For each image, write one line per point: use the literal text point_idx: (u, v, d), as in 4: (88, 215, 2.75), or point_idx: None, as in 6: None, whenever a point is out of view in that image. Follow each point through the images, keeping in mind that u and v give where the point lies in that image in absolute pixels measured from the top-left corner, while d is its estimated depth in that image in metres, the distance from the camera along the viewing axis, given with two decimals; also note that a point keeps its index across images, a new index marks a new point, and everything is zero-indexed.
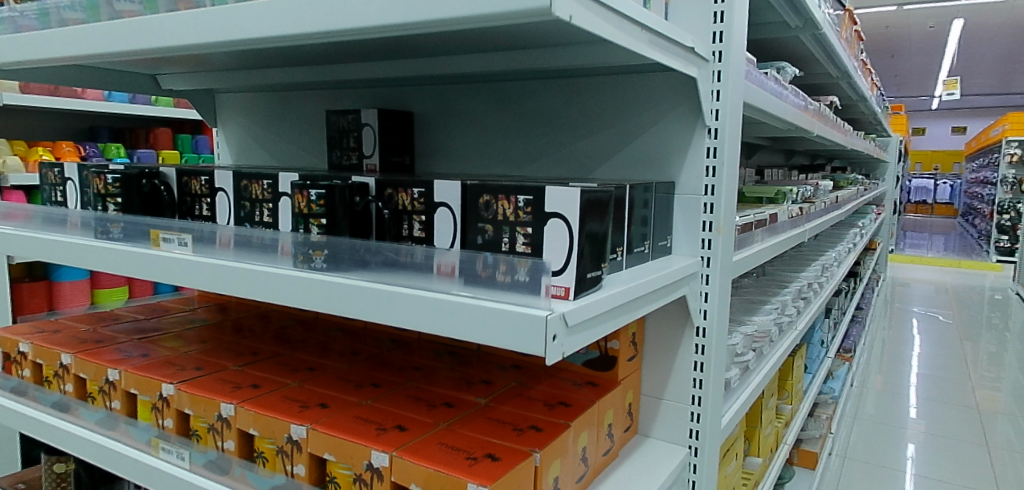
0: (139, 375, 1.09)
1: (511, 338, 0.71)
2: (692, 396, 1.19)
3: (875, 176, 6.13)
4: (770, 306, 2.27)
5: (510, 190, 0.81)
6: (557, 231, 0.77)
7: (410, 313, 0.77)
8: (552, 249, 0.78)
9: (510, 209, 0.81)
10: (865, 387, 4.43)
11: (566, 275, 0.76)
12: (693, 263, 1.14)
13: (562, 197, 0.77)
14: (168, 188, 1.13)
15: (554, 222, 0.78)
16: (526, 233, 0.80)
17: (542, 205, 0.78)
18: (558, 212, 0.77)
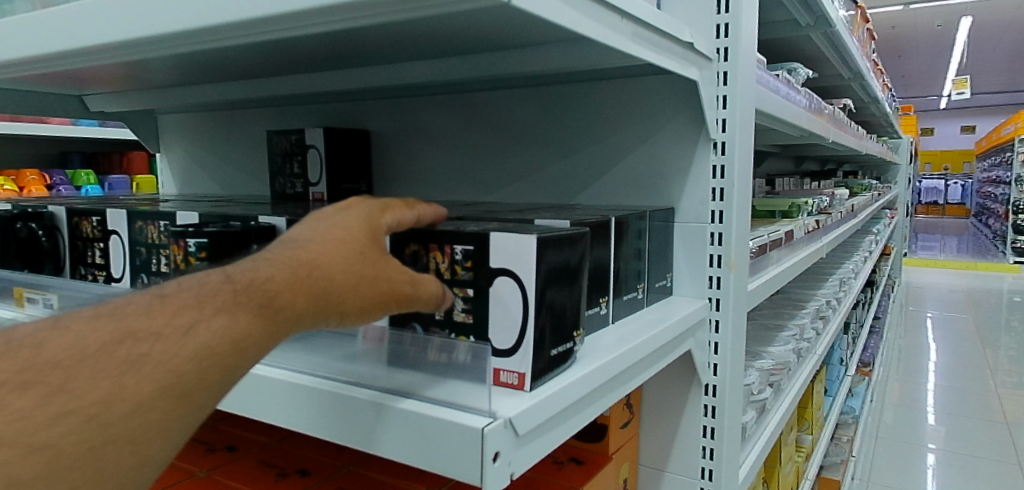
0: None
1: (438, 455, 0.50)
2: (702, 469, 0.98)
3: (887, 179, 5.88)
4: (788, 332, 2.04)
5: (443, 237, 0.60)
6: (505, 293, 0.57)
7: (314, 413, 0.57)
8: (498, 319, 0.57)
9: (445, 262, 0.60)
10: (882, 401, 4.08)
11: (519, 358, 0.55)
12: (699, 308, 0.93)
13: (511, 247, 0.56)
14: (51, 234, 0.92)
15: (502, 281, 0.57)
16: (466, 297, 0.59)
17: (486, 258, 0.58)
18: (507, 268, 0.56)
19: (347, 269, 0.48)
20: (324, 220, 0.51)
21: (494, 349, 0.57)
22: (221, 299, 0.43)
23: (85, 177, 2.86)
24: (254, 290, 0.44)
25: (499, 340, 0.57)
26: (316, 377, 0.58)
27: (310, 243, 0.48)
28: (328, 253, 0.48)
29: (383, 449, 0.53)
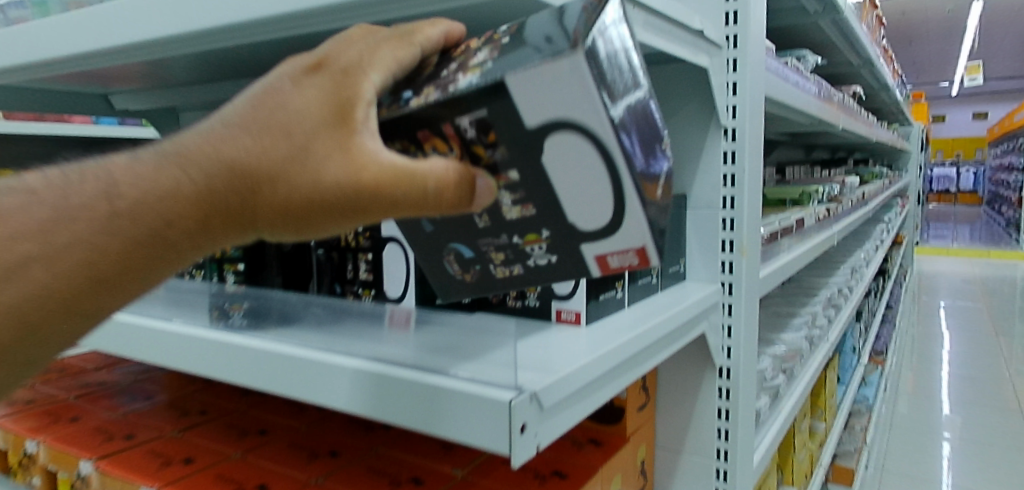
0: (58, 447, 0.87)
1: (466, 427, 0.53)
2: (717, 450, 1.00)
3: (898, 167, 5.86)
4: (801, 320, 2.05)
5: (440, 119, 0.47)
6: (569, 149, 0.45)
7: (334, 390, 0.59)
8: (578, 188, 0.47)
9: (461, 146, 0.48)
10: (896, 390, 4.06)
11: (628, 232, 0.48)
12: (713, 292, 0.95)
13: (555, 92, 0.43)
14: None
15: (558, 136, 0.45)
16: (512, 180, 0.48)
17: (509, 119, 0.45)
18: (557, 118, 0.44)
19: (298, 162, 0.46)
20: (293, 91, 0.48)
21: (586, 236, 0.49)
22: (127, 203, 0.48)
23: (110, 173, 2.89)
24: (175, 195, 0.48)
25: (587, 229, 0.49)
26: (366, 358, 0.59)
27: (253, 131, 0.47)
28: (272, 148, 0.47)
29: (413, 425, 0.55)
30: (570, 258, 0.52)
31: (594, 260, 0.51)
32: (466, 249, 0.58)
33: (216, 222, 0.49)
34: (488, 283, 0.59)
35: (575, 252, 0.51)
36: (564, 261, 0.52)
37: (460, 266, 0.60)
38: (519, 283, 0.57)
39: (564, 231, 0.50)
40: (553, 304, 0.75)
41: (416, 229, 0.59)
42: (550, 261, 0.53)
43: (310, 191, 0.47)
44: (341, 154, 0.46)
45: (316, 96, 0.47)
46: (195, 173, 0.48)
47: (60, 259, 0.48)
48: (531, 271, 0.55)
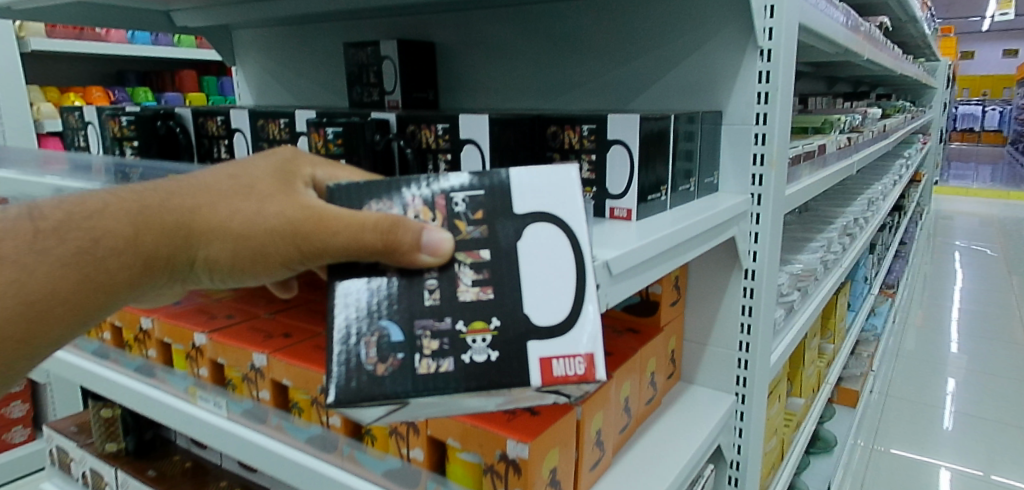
0: (171, 323, 1.04)
1: None
2: (740, 342, 1.13)
3: (921, 104, 5.80)
4: (817, 244, 2.15)
5: (438, 193, 0.63)
6: (544, 234, 0.61)
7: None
8: (542, 276, 0.61)
9: (443, 217, 0.62)
10: (904, 323, 4.18)
11: (573, 337, 0.59)
12: (743, 201, 1.05)
13: (551, 188, 0.62)
14: (183, 129, 1.15)
15: (536, 225, 0.61)
16: (481, 255, 0.61)
17: (499, 206, 0.62)
18: (539, 209, 0.62)
19: (240, 200, 0.61)
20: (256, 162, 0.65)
21: (538, 334, 0.59)
22: (95, 223, 0.60)
23: (142, 88, 2.88)
24: (143, 216, 0.61)
25: (541, 325, 0.60)
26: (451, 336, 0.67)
27: (205, 179, 0.63)
28: (220, 189, 0.62)
29: None
30: (510, 355, 0.59)
31: (535, 362, 0.59)
32: (400, 331, 0.61)
33: (171, 243, 0.61)
34: (400, 377, 0.59)
35: (519, 349, 0.59)
36: (501, 360, 0.59)
37: (376, 356, 0.60)
38: (437, 383, 0.59)
39: (513, 321, 0.60)
40: (606, 203, 0.85)
41: (351, 303, 0.62)
42: (487, 357, 0.59)
43: (250, 221, 0.60)
44: (279, 199, 0.61)
45: (260, 163, 0.64)
46: (158, 202, 0.61)
47: (53, 256, 0.58)
48: (461, 367, 0.59)
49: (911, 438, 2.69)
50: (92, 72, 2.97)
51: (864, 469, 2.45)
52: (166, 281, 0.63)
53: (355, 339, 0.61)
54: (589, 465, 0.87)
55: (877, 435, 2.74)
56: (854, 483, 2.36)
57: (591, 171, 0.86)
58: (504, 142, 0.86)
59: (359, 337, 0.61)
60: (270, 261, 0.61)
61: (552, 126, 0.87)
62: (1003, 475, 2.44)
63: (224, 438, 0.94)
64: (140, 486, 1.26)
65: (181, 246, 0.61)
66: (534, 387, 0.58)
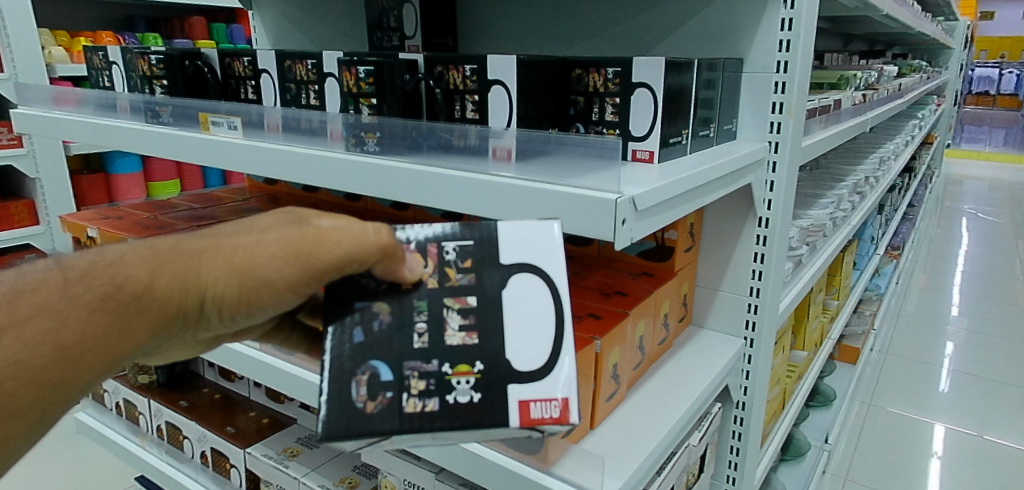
0: None
1: (579, 221, 0.69)
2: (751, 288, 1.16)
3: (938, 64, 5.70)
4: (827, 200, 2.16)
5: (429, 240, 0.63)
6: (527, 285, 0.61)
7: (466, 194, 0.77)
8: (524, 323, 0.60)
9: (430, 265, 0.62)
10: (908, 284, 4.21)
11: (552, 385, 0.59)
12: (760, 149, 1.06)
13: (533, 243, 0.63)
14: (211, 69, 1.17)
15: (521, 276, 0.62)
16: (466, 307, 0.61)
17: (486, 257, 0.62)
18: (525, 261, 0.62)
19: (241, 236, 0.59)
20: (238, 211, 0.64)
21: (517, 377, 0.59)
22: (85, 279, 0.54)
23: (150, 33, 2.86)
24: (154, 259, 0.57)
25: (523, 371, 0.59)
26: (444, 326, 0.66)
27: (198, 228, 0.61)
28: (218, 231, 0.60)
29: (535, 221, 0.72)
30: (491, 398, 0.58)
31: (514, 405, 0.58)
32: (388, 371, 0.59)
33: (182, 287, 0.57)
34: (390, 416, 0.58)
35: (500, 392, 0.58)
36: (484, 403, 0.58)
37: (366, 393, 0.58)
38: (424, 422, 0.57)
39: (498, 365, 0.59)
40: (629, 145, 0.87)
41: (340, 343, 0.60)
42: (470, 399, 0.58)
43: (253, 255, 0.58)
44: (278, 229, 0.60)
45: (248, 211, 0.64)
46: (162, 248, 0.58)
47: (81, 303, 0.54)
48: (447, 408, 0.58)
49: (909, 394, 2.75)
50: (102, 15, 2.95)
51: (861, 423, 2.51)
52: (173, 328, 0.59)
53: (345, 376, 0.59)
54: (605, 397, 0.94)
55: (876, 391, 2.79)
56: (852, 436, 2.42)
57: (615, 114, 0.88)
58: (531, 83, 0.87)
59: (347, 375, 0.59)
60: (276, 292, 0.59)
61: (578, 69, 0.90)
62: (997, 431, 2.49)
63: (261, 367, 1.04)
64: (173, 415, 1.40)
65: (190, 289, 0.58)
66: (511, 429, 0.57)
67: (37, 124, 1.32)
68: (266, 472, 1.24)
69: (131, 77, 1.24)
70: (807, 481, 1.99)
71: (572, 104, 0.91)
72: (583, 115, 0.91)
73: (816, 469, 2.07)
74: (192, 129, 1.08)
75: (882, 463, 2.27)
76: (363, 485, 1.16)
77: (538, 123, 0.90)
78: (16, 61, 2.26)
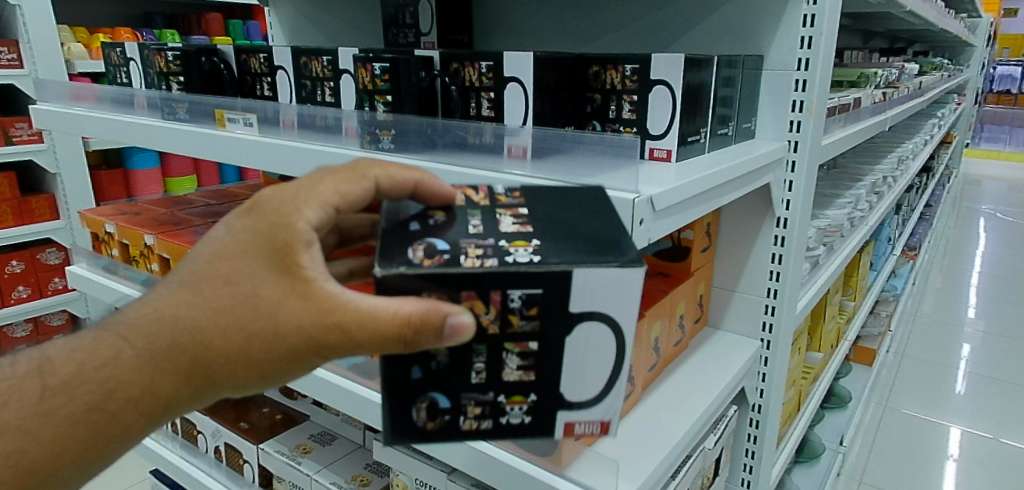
0: None
1: None
2: (768, 289, 1.15)
3: (959, 62, 5.60)
4: (845, 200, 2.12)
5: (493, 287, 0.51)
6: (595, 330, 0.54)
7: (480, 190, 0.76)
8: (588, 362, 0.55)
9: (494, 314, 0.52)
10: (923, 285, 4.15)
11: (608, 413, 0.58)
12: (780, 149, 1.05)
13: (612, 288, 0.53)
14: (227, 66, 1.18)
15: (588, 324, 0.54)
16: (528, 349, 0.54)
17: (558, 301, 0.53)
18: (597, 310, 0.53)
19: (247, 316, 0.52)
20: (231, 252, 0.53)
21: (570, 405, 0.56)
22: (69, 394, 0.54)
23: (167, 29, 2.87)
24: (147, 359, 0.54)
25: (579, 401, 0.56)
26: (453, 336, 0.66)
27: (195, 289, 0.53)
28: (220, 307, 0.52)
29: None
30: (545, 427, 0.56)
31: (562, 427, 0.56)
32: (447, 400, 0.55)
33: (184, 382, 0.55)
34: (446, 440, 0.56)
35: (552, 419, 0.56)
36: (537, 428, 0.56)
37: (425, 415, 0.55)
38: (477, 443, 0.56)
39: (555, 398, 0.56)
40: (647, 143, 0.87)
41: (394, 374, 0.54)
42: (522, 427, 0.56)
43: (262, 342, 0.52)
44: (288, 300, 0.51)
45: (249, 249, 0.53)
46: (156, 336, 0.53)
47: (64, 416, 0.54)
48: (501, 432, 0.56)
49: (925, 396, 2.71)
50: (121, 11, 2.97)
51: (876, 425, 2.48)
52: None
53: (402, 404, 0.55)
54: None
55: (892, 392, 2.76)
56: (867, 438, 2.40)
57: (632, 112, 0.87)
58: (548, 81, 0.87)
59: (400, 402, 0.55)
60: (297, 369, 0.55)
61: (595, 65, 0.88)
62: (1014, 435, 2.45)
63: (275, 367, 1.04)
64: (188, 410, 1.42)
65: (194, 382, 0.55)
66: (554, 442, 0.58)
67: (56, 120, 1.32)
68: (279, 468, 1.24)
69: (148, 73, 1.25)
70: (821, 483, 1.97)
71: (589, 101, 0.90)
72: (600, 113, 0.89)
73: (830, 471, 2.05)
74: (209, 125, 1.08)
75: (897, 466, 2.24)
76: (375, 483, 1.16)
77: (554, 121, 0.89)
78: (35, 58, 2.28)
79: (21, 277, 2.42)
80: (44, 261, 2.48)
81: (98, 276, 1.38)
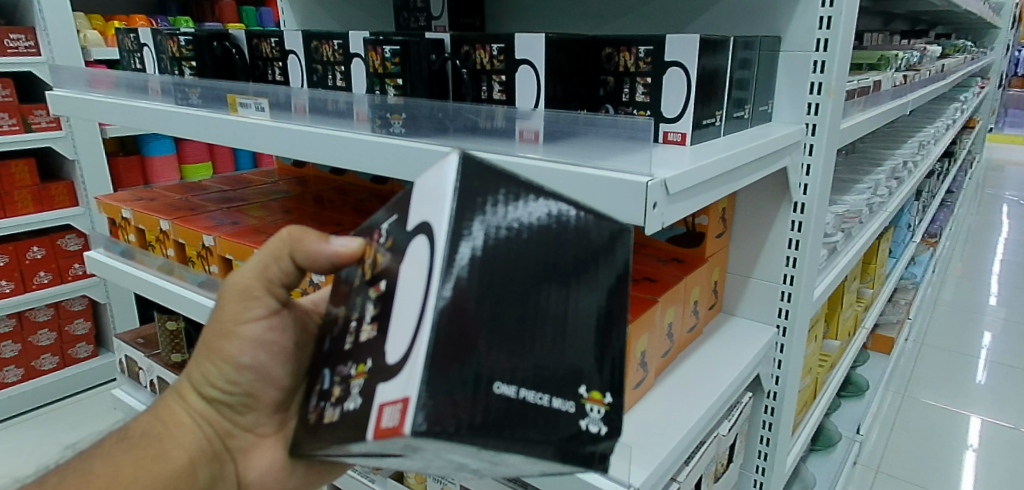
0: (232, 241, 1.15)
1: (613, 206, 0.67)
2: (784, 275, 1.13)
3: (983, 45, 5.48)
4: (863, 185, 2.09)
5: (377, 227, 0.56)
6: (418, 249, 0.45)
7: None
8: (407, 301, 0.44)
9: (370, 259, 0.54)
10: (944, 273, 4.08)
11: (405, 382, 0.40)
12: (796, 131, 1.02)
13: (433, 192, 0.47)
14: (238, 50, 1.18)
15: (416, 242, 0.46)
16: (376, 294, 0.49)
17: (404, 226, 0.50)
18: (420, 220, 0.46)
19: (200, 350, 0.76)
20: None
21: (385, 373, 0.42)
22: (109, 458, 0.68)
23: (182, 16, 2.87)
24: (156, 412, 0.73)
25: (389, 361, 0.42)
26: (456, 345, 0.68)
27: None
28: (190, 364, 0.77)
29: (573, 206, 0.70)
30: (362, 404, 0.43)
31: (375, 411, 0.41)
32: (328, 378, 0.52)
33: (184, 399, 0.73)
34: (314, 434, 0.49)
35: (370, 394, 0.43)
36: (358, 408, 0.43)
37: (314, 408, 0.53)
38: (326, 439, 0.47)
39: (378, 361, 0.44)
40: (661, 127, 0.85)
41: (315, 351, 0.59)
42: (353, 407, 0.44)
43: (208, 335, 0.74)
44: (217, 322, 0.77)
45: None
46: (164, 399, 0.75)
47: (107, 454, 0.63)
48: (337, 417, 0.46)
49: (944, 385, 2.67)
50: None
51: (894, 414, 2.46)
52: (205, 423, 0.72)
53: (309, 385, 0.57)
54: (634, 384, 0.93)
55: (910, 381, 2.72)
56: (884, 427, 2.37)
57: (646, 95, 0.86)
58: (560, 63, 0.85)
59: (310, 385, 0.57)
60: (234, 330, 0.72)
61: (608, 48, 0.87)
62: None
63: None
64: None
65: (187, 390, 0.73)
66: (369, 444, 0.41)
67: (72, 106, 1.33)
68: None
69: (161, 58, 1.25)
70: (837, 472, 1.95)
71: (602, 84, 0.89)
72: (613, 96, 0.89)
73: (846, 459, 2.03)
74: (220, 110, 1.08)
75: (914, 455, 2.22)
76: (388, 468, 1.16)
77: (566, 104, 0.88)
78: (52, 45, 2.29)
79: (42, 263, 2.46)
80: (64, 247, 2.50)
81: (116, 261, 1.39)
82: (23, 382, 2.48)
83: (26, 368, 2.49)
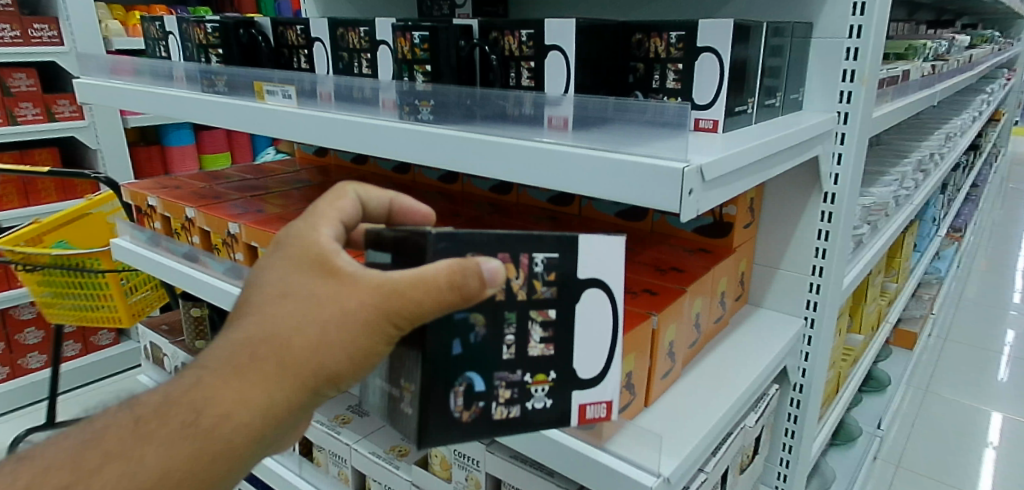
0: (257, 229, 1.15)
1: (647, 195, 0.66)
2: (813, 267, 1.12)
3: (1009, 37, 5.36)
4: (890, 177, 2.05)
5: (522, 251, 0.58)
6: (597, 298, 0.64)
7: (522, 160, 0.75)
8: (592, 335, 0.66)
9: (522, 278, 0.59)
10: (967, 268, 4.02)
11: (605, 390, 0.68)
12: (829, 119, 1.00)
13: (608, 256, 0.64)
14: (264, 37, 1.17)
15: (593, 292, 0.64)
16: (547, 321, 0.62)
17: (572, 269, 0.62)
18: (599, 278, 0.64)
19: (309, 311, 0.52)
20: (283, 273, 0.54)
21: (580, 385, 0.66)
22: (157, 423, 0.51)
23: (202, 6, 2.88)
24: (228, 368, 0.52)
25: (585, 379, 0.66)
26: None
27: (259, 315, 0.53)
28: (283, 307, 0.53)
29: (610, 194, 0.68)
30: (560, 403, 0.65)
31: (576, 410, 0.66)
32: (483, 381, 0.60)
33: (294, 387, 0.52)
34: (479, 425, 0.61)
35: (567, 400, 0.65)
36: (556, 406, 0.65)
37: (462, 402, 0.60)
38: (508, 428, 0.62)
39: (567, 375, 0.65)
40: (692, 114, 0.84)
41: (438, 355, 0.57)
42: (544, 405, 0.64)
43: (347, 330, 0.52)
44: (347, 287, 0.52)
45: (297, 260, 0.54)
46: (259, 354, 0.52)
47: (158, 439, 0.50)
48: (523, 413, 0.63)
49: (967, 382, 2.63)
50: None
51: (915, 411, 2.42)
52: (296, 418, 0.55)
53: (443, 391, 0.58)
54: (661, 374, 0.92)
55: (932, 377, 2.68)
56: (905, 422, 2.34)
57: (677, 82, 0.85)
58: (588, 50, 0.84)
59: (443, 387, 0.59)
60: (379, 350, 0.53)
61: (639, 33, 0.86)
62: None
63: None
64: None
65: (302, 386, 0.53)
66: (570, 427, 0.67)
67: (97, 95, 1.34)
68: (319, 437, 1.27)
69: (187, 47, 1.25)
70: (858, 468, 1.93)
71: (632, 71, 0.88)
72: (643, 82, 0.88)
73: (866, 455, 2.01)
74: (247, 98, 1.08)
75: (935, 452, 2.19)
76: (412, 454, 1.17)
77: (595, 91, 0.87)
78: (75, 34, 2.31)
79: None
80: None
81: (141, 249, 1.38)
82: (47, 368, 2.46)
83: (50, 354, 2.47)
